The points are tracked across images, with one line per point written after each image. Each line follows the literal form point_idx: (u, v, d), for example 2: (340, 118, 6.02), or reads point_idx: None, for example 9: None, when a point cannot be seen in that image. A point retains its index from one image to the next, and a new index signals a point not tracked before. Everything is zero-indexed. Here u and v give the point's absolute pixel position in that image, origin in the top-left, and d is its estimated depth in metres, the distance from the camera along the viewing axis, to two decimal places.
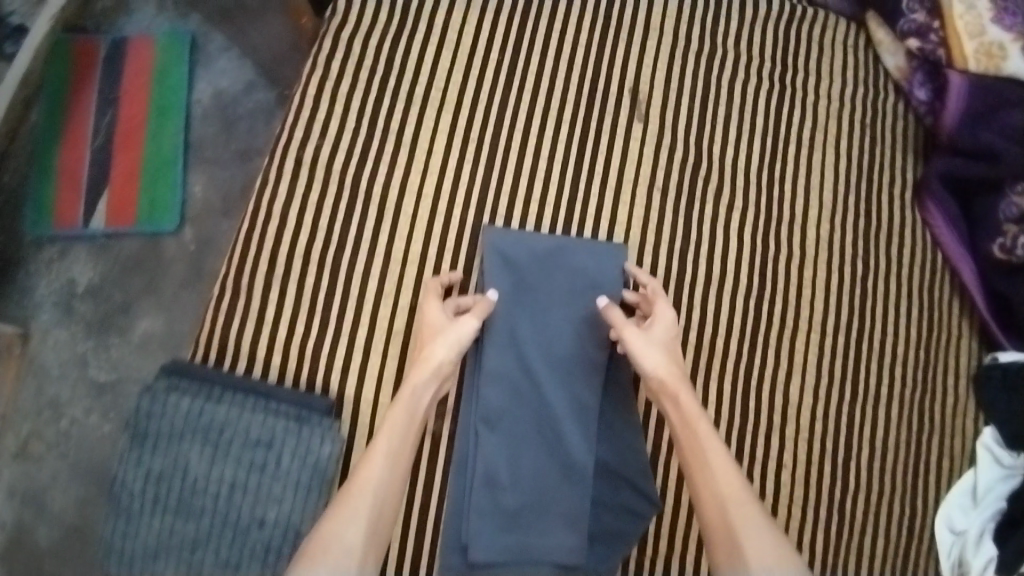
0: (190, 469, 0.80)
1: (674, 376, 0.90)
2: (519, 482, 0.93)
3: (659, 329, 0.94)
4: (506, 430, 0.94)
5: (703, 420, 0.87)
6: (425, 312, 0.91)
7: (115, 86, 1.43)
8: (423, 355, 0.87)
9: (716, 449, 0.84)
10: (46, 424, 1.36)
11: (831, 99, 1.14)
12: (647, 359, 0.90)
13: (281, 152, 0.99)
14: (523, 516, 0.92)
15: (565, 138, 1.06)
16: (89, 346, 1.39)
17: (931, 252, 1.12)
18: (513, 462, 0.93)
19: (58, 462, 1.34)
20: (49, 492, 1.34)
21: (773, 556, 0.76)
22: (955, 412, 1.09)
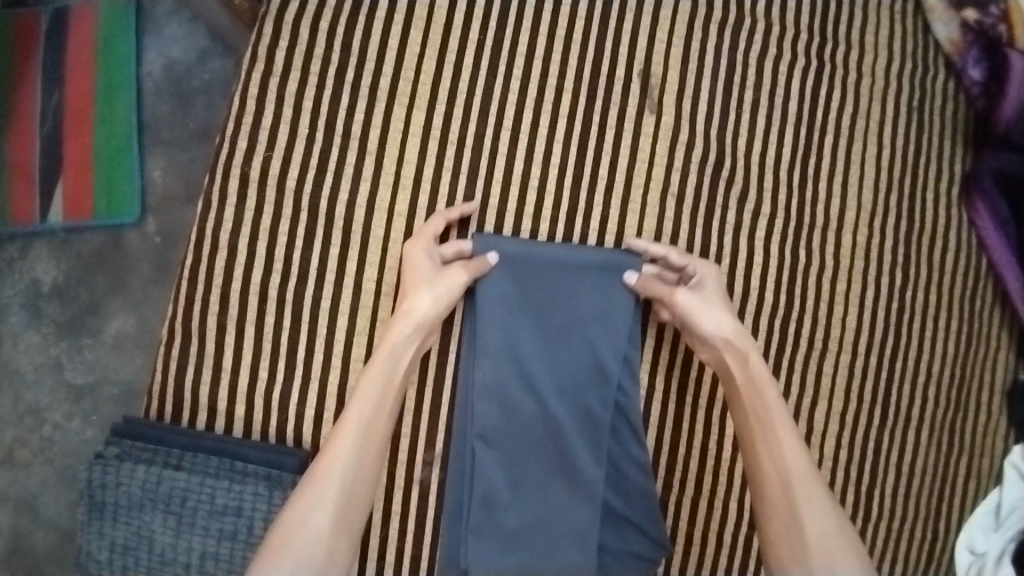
0: (156, 538, 0.76)
1: (739, 337, 0.83)
2: (522, 500, 0.86)
3: (712, 283, 0.86)
4: (506, 448, 0.86)
5: (769, 385, 0.81)
6: (414, 251, 0.84)
7: (59, 63, 1.20)
8: (408, 303, 0.82)
9: (784, 418, 0.80)
10: (29, 431, 1.20)
11: (874, 78, 0.97)
12: (706, 319, 0.83)
13: (226, 168, 0.86)
14: (526, 533, 0.86)
15: (563, 136, 0.90)
16: (64, 347, 1.20)
17: (975, 256, 1.00)
18: (513, 479, 0.86)
19: (44, 469, 1.19)
20: (42, 497, 1.19)
21: (833, 539, 0.74)
22: (986, 430, 1.02)
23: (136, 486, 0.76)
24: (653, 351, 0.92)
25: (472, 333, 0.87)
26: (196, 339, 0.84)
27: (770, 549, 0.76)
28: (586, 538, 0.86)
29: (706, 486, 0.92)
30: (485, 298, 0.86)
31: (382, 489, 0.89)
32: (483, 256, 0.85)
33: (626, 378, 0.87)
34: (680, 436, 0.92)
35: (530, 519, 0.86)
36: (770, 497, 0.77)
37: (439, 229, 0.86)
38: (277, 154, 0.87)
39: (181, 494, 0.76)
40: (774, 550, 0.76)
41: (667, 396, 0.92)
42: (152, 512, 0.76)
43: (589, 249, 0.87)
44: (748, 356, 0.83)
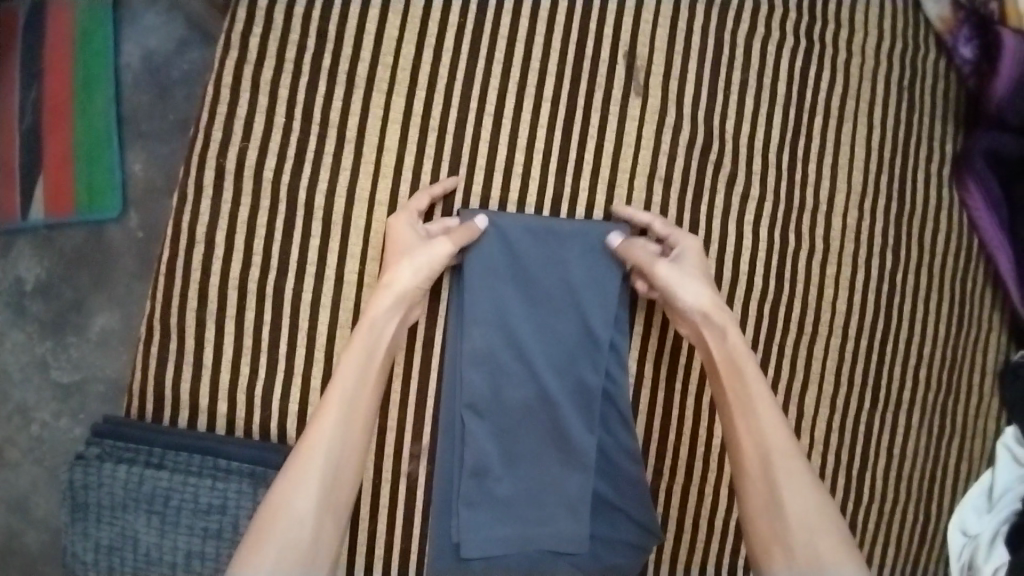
0: (141, 539, 0.75)
1: (717, 312, 0.82)
2: (512, 470, 0.86)
3: (692, 258, 0.85)
4: (497, 418, 0.85)
5: (751, 363, 0.80)
6: (395, 226, 0.83)
7: (37, 55, 1.17)
8: (388, 274, 0.80)
9: (766, 396, 0.78)
10: (16, 431, 1.18)
11: (864, 57, 0.95)
12: (682, 290, 0.82)
13: (201, 159, 0.84)
14: (517, 505, 0.86)
15: (547, 121, 0.88)
16: (50, 345, 1.19)
17: (966, 238, 0.99)
18: (505, 451, 0.85)
19: (34, 468, 1.18)
20: (33, 497, 1.18)
21: (813, 519, 0.72)
22: (977, 412, 1.01)
23: (118, 486, 0.75)
24: (641, 339, 0.91)
25: (458, 322, 0.85)
26: (174, 334, 0.83)
27: (749, 524, 0.76)
28: (575, 527, 0.86)
29: (697, 473, 0.92)
30: (471, 285, 0.84)
31: (369, 483, 0.88)
32: (470, 226, 0.83)
33: (614, 365, 0.86)
34: (669, 423, 0.91)
35: (519, 507, 0.86)
36: (748, 472, 0.76)
37: (423, 206, 0.84)
38: (254, 144, 0.85)
39: (164, 494, 0.75)
40: (752, 525, 0.75)
41: (657, 384, 0.91)
42: (135, 513, 0.75)
43: (577, 228, 0.85)
44: (726, 332, 0.81)
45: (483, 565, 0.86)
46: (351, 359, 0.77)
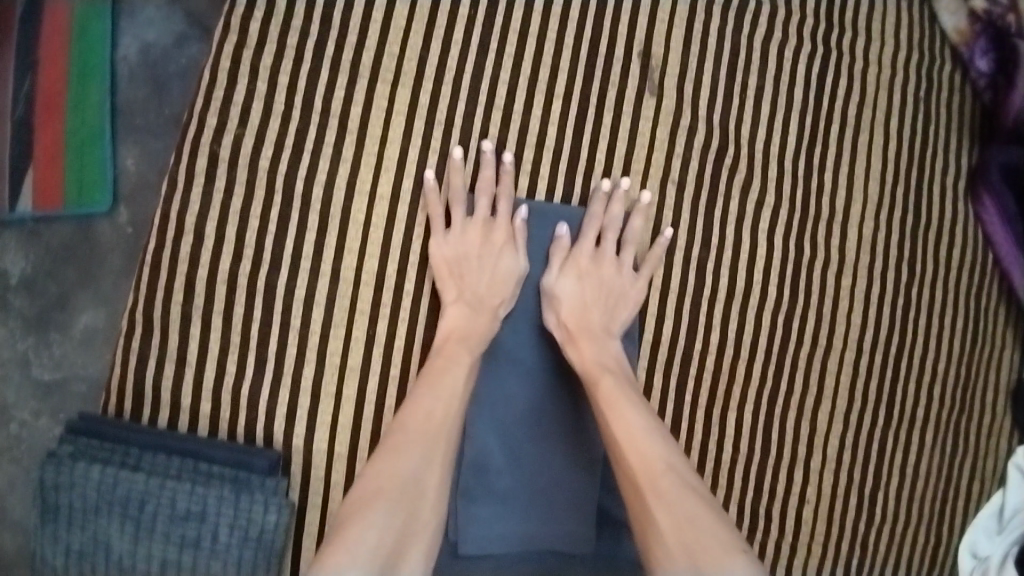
0: (112, 546, 0.69)
1: (597, 324, 0.82)
2: (515, 465, 0.82)
3: (592, 257, 0.83)
4: (500, 409, 0.83)
5: (608, 370, 0.79)
6: (495, 231, 0.81)
7: (32, 45, 1.14)
8: (497, 300, 0.80)
9: (633, 397, 0.77)
10: None
11: (881, 67, 0.93)
12: (569, 290, 0.82)
13: (192, 146, 0.80)
14: (519, 501, 0.82)
15: (558, 119, 0.85)
16: (31, 341, 1.15)
17: (982, 253, 0.97)
18: (507, 444, 0.82)
19: (10, 467, 1.14)
20: (9, 497, 1.14)
21: (687, 528, 0.68)
22: (990, 431, 0.98)
23: (90, 487, 0.69)
24: (651, 348, 0.87)
25: None
26: (158, 329, 0.78)
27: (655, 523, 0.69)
28: (581, 530, 0.82)
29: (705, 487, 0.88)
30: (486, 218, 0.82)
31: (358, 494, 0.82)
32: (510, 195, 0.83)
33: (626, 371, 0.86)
34: (679, 435, 0.88)
35: (518, 513, 0.82)
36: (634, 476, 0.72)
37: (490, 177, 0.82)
38: (250, 132, 0.81)
39: (139, 497, 0.69)
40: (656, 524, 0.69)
41: (667, 392, 0.88)
42: (108, 517, 0.69)
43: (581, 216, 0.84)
44: (596, 339, 0.81)
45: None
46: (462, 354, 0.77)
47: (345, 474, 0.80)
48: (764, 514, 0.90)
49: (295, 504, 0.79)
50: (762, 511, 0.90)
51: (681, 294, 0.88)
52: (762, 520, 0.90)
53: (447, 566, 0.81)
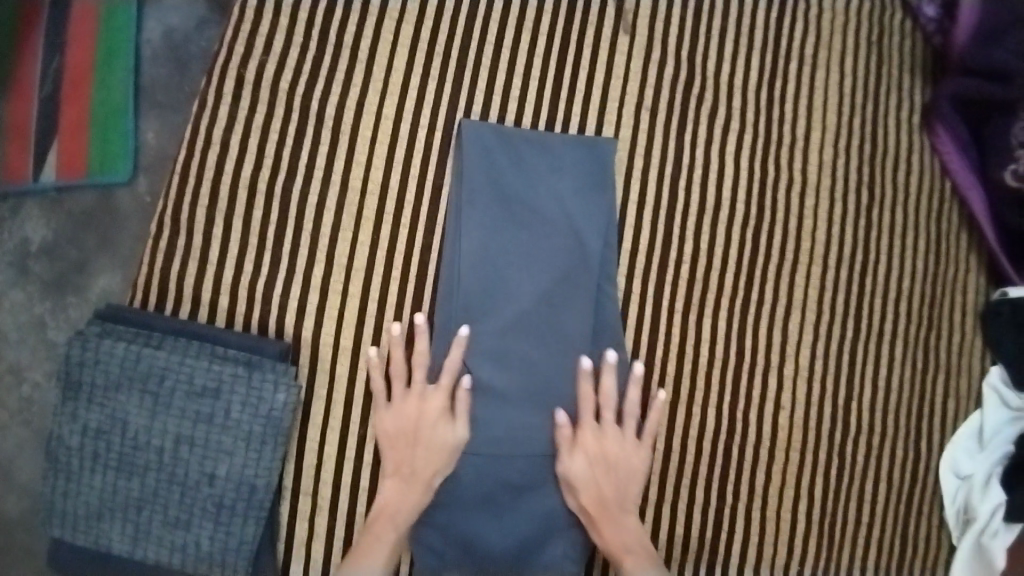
0: (130, 421, 0.75)
1: (610, 503, 0.84)
2: (507, 371, 0.84)
3: (596, 435, 0.85)
4: (492, 322, 0.84)
5: (631, 548, 0.82)
6: (433, 398, 0.81)
7: (61, 27, 1.23)
8: (433, 468, 0.80)
9: (650, 560, 0.82)
10: (7, 391, 1.18)
11: (834, 12, 1.02)
12: (583, 479, 0.83)
13: (221, 71, 0.86)
14: (512, 404, 0.84)
15: (543, 53, 0.91)
16: (49, 305, 1.21)
17: (939, 180, 1.04)
18: (500, 355, 0.84)
19: (22, 428, 1.18)
20: (18, 460, 1.17)
21: None
22: (961, 349, 1.03)
23: (114, 364, 0.74)
24: (629, 255, 0.92)
25: (454, 216, 0.85)
26: (181, 231, 0.82)
27: None
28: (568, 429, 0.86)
29: (683, 393, 0.93)
30: (471, 146, 0.86)
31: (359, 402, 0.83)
32: (486, 126, 0.86)
33: (604, 294, 0.88)
34: (659, 345, 0.92)
35: (511, 415, 0.84)
36: None
37: (471, 129, 0.86)
38: (273, 59, 0.86)
39: (159, 374, 0.75)
40: None
41: (644, 302, 0.92)
42: (128, 393, 0.74)
43: (576, 143, 0.89)
44: (615, 518, 0.83)
45: (473, 533, 0.84)
46: (399, 523, 0.78)
47: (349, 367, 0.83)
48: (741, 421, 0.94)
49: (302, 405, 0.82)
50: (740, 417, 0.95)
51: (657, 210, 0.93)
52: (740, 425, 0.95)
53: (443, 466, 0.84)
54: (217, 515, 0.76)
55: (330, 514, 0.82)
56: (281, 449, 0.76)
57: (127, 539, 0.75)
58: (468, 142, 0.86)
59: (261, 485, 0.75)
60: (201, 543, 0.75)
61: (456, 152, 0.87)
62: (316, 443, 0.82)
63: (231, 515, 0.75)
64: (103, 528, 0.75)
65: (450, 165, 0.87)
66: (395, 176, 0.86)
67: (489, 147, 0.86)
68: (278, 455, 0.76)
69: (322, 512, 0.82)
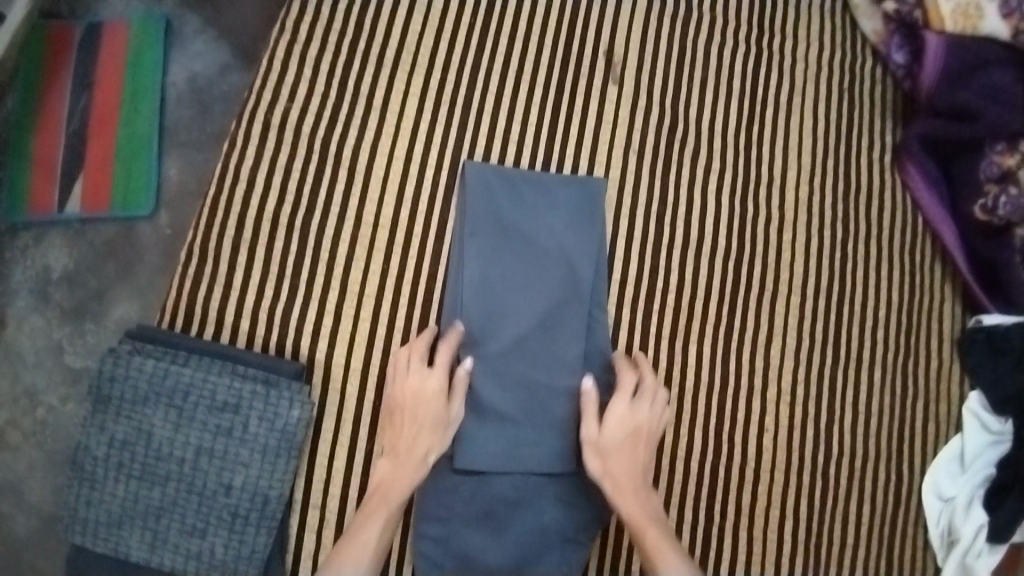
0: (154, 433, 0.80)
1: (635, 474, 0.86)
2: (505, 396, 0.89)
3: (631, 407, 0.87)
4: (491, 349, 0.89)
5: (652, 520, 0.83)
6: (431, 384, 0.84)
7: (90, 70, 1.32)
8: (427, 446, 0.83)
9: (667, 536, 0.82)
10: (22, 413, 1.22)
11: (807, 63, 1.11)
12: (615, 447, 0.86)
13: (249, 115, 0.93)
14: (509, 427, 0.89)
15: (540, 100, 0.99)
16: (67, 331, 1.25)
17: (911, 215, 1.10)
18: (499, 379, 0.89)
19: (34, 450, 1.21)
20: (28, 480, 1.20)
21: None
22: (939, 375, 1.08)
23: (142, 379, 0.80)
24: (620, 285, 0.98)
25: (458, 249, 0.91)
26: (208, 260, 0.89)
27: None
28: (563, 449, 0.90)
29: (672, 416, 0.98)
30: (474, 185, 0.92)
31: (368, 421, 0.88)
32: (487, 167, 0.93)
33: (596, 323, 0.94)
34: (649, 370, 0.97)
35: (509, 436, 0.88)
36: None
37: (474, 170, 0.93)
38: (296, 105, 0.94)
39: (184, 389, 0.80)
40: None
41: (634, 331, 0.98)
42: (155, 406, 0.80)
43: (570, 181, 0.96)
44: (639, 490, 0.85)
45: (472, 551, 0.87)
46: (391, 503, 0.80)
47: (358, 387, 0.88)
48: (728, 444, 0.99)
49: (313, 424, 0.87)
50: (726, 440, 0.99)
51: (645, 244, 0.99)
52: (726, 447, 0.99)
53: (446, 484, 0.88)
54: (232, 524, 0.80)
55: (337, 529, 0.85)
56: (294, 462, 0.82)
57: (146, 544, 0.80)
58: (470, 180, 0.93)
59: (274, 496, 0.80)
60: (215, 551, 0.80)
61: (460, 190, 0.94)
62: (326, 460, 0.86)
63: (245, 524, 0.80)
64: (122, 535, 0.80)
65: (454, 202, 0.94)
66: (405, 211, 0.93)
67: (490, 185, 0.93)
68: (291, 468, 0.81)
69: (329, 527, 0.85)
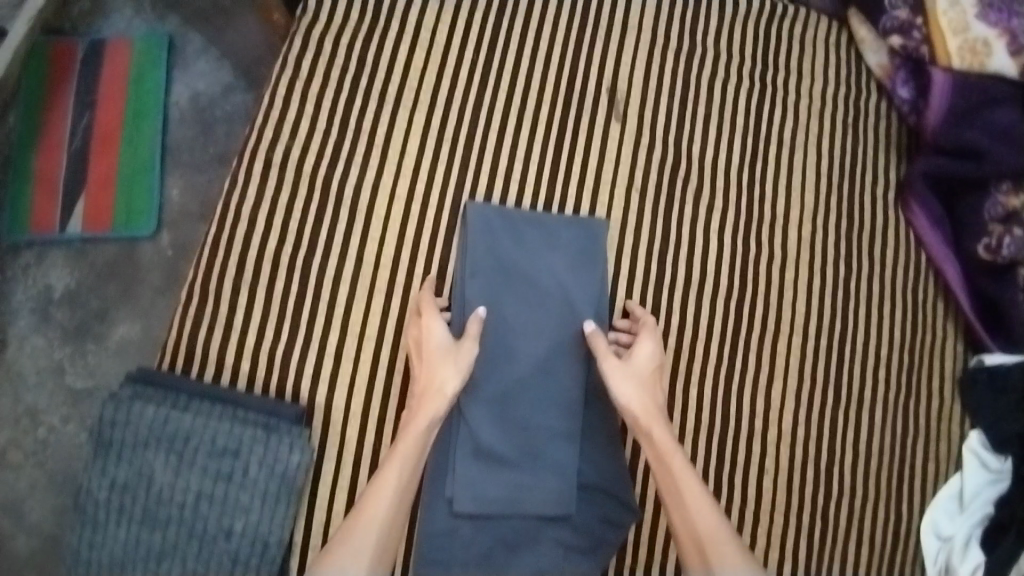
0: (155, 479, 0.80)
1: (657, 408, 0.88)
2: (505, 439, 0.89)
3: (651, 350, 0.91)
4: (491, 392, 0.90)
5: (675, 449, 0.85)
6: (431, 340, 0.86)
7: (92, 90, 1.31)
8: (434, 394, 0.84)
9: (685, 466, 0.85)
10: (23, 433, 1.20)
11: (812, 99, 1.10)
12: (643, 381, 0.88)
13: (251, 153, 0.93)
14: (509, 469, 0.89)
15: (542, 139, 1.00)
16: (68, 351, 1.24)
17: (915, 253, 1.10)
18: (499, 423, 0.89)
19: (34, 470, 1.20)
20: (29, 500, 1.18)
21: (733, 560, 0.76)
22: (940, 415, 1.07)
23: (143, 424, 0.81)
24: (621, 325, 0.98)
25: (459, 292, 0.91)
26: (209, 300, 0.89)
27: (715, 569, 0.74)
28: (563, 492, 0.89)
29: None
30: (476, 227, 0.92)
31: (369, 462, 0.88)
32: (487, 208, 0.93)
33: (597, 365, 0.94)
34: None
35: (509, 480, 0.89)
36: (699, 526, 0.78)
37: (475, 211, 0.93)
38: (297, 145, 0.94)
39: (185, 435, 0.81)
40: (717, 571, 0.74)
41: None
42: (156, 451, 0.81)
43: (571, 222, 0.96)
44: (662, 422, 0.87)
45: None
46: (404, 454, 0.81)
47: (359, 429, 0.88)
48: (727, 484, 0.99)
49: (313, 467, 0.87)
50: (725, 480, 0.99)
51: (645, 284, 1.00)
52: (725, 487, 0.99)
53: (446, 525, 0.88)
54: (232, 569, 0.81)
55: None
56: (294, 506, 0.82)
57: None
58: (472, 221, 0.93)
59: (274, 541, 0.81)
60: None
61: (461, 231, 0.94)
62: (326, 502, 0.86)
63: (246, 568, 0.80)
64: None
65: (456, 244, 0.94)
66: (406, 253, 0.94)
67: (491, 225, 0.93)
68: (291, 513, 0.82)
69: None
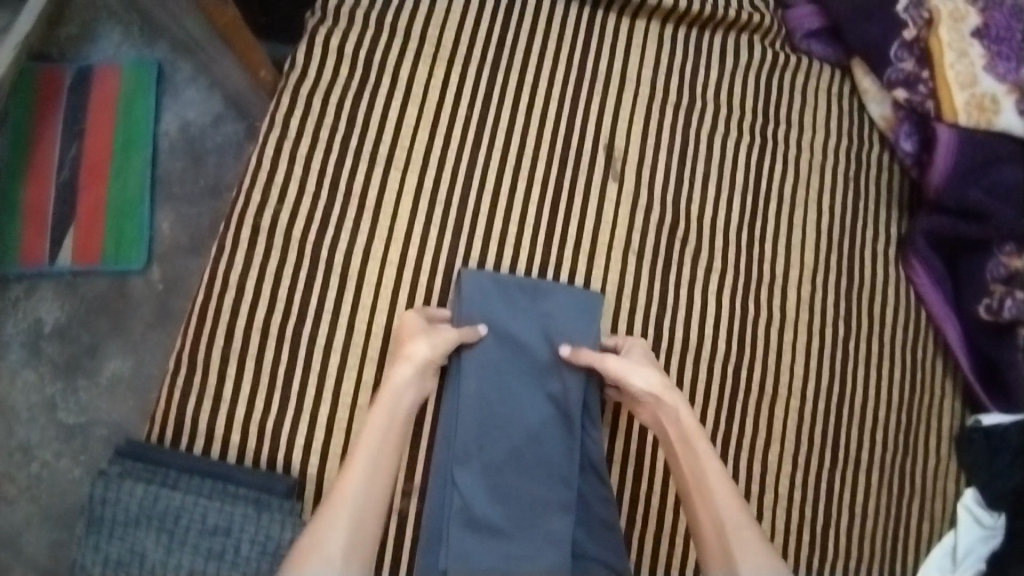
0: (147, 556, 0.80)
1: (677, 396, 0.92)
2: (500, 510, 0.88)
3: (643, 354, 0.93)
4: (486, 464, 0.89)
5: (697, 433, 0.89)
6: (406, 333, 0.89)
7: (81, 119, 1.28)
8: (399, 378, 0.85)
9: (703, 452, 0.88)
10: (16, 469, 1.18)
11: (813, 152, 1.08)
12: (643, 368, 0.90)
13: (240, 217, 0.92)
14: (504, 539, 0.88)
15: (537, 201, 0.99)
16: (60, 386, 1.22)
17: (915, 310, 1.08)
18: (494, 494, 0.89)
19: (27, 506, 1.17)
20: (27, 532, 1.17)
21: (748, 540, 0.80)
22: (936, 474, 1.07)
23: (135, 502, 0.81)
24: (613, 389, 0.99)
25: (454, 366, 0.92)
26: (198, 370, 0.88)
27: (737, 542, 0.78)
28: (557, 560, 0.87)
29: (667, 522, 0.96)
30: (471, 296, 0.92)
31: None
32: (480, 275, 0.93)
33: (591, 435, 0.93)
34: (643, 472, 0.97)
35: (503, 551, 0.87)
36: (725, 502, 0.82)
37: (470, 280, 0.92)
38: (285, 209, 0.93)
39: (175, 512, 0.81)
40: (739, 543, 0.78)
41: (630, 437, 0.98)
42: (146, 529, 0.81)
43: (565, 288, 0.95)
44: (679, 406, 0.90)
45: None
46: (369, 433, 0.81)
47: None
48: None
49: None
50: None
51: None
52: None
53: None
54: None
55: None
56: None
57: None
58: (467, 288, 0.92)
59: None
60: None
61: (456, 301, 0.94)
62: None
63: None
64: None
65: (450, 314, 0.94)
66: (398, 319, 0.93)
67: (485, 292, 0.92)
68: None
69: None
